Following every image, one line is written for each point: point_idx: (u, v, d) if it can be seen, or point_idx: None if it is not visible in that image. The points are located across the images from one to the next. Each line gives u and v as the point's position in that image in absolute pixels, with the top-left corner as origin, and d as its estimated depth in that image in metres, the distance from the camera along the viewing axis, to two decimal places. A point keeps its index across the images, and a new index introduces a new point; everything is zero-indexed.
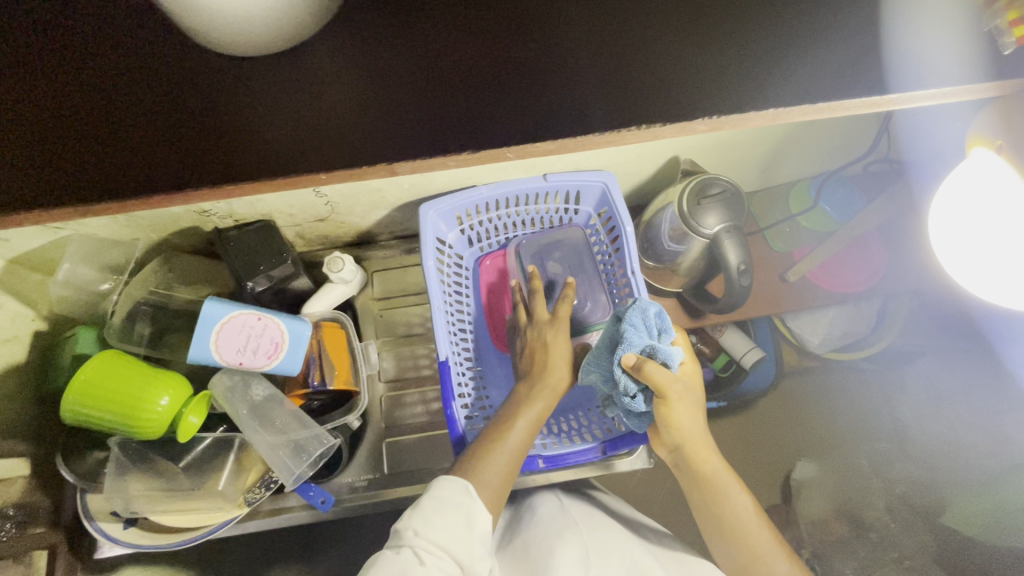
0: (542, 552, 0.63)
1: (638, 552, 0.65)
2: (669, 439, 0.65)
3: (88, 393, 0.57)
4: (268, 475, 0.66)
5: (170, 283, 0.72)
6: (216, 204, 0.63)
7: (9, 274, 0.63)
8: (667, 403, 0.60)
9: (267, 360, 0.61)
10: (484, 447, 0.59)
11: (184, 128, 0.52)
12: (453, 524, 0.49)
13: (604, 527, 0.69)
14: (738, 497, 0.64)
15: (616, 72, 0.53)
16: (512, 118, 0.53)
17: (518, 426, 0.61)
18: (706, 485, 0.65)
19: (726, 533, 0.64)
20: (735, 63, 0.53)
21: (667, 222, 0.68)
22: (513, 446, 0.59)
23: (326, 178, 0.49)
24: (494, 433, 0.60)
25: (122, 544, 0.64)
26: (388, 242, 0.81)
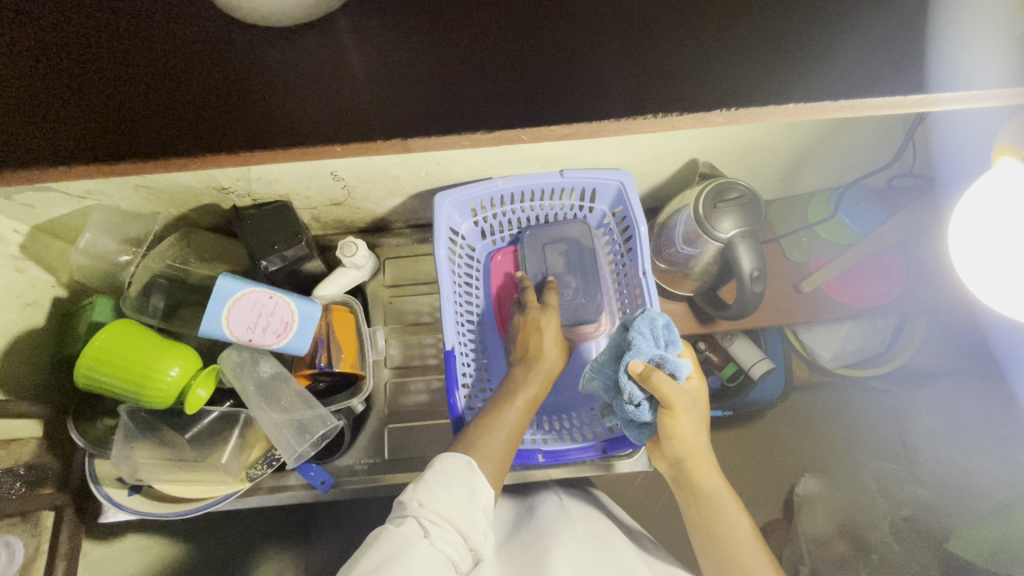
0: (538, 550, 0.63)
1: (633, 556, 0.66)
2: (670, 451, 0.64)
3: (102, 358, 0.59)
4: (271, 452, 0.67)
5: (186, 258, 0.73)
6: (235, 181, 0.64)
7: (32, 240, 0.67)
8: (672, 413, 0.59)
9: (276, 338, 0.62)
10: (485, 424, 0.59)
11: (210, 98, 0.52)
12: (456, 495, 0.49)
13: (600, 530, 0.69)
14: (736, 515, 0.64)
15: (641, 62, 0.53)
16: (534, 102, 0.52)
17: (516, 405, 0.61)
18: (705, 499, 0.64)
19: (721, 552, 0.63)
20: (762, 58, 0.52)
21: (682, 224, 0.67)
22: (511, 424, 0.60)
23: (340, 150, 0.49)
24: (493, 412, 0.60)
25: (127, 510, 0.66)
26: (401, 231, 0.82)
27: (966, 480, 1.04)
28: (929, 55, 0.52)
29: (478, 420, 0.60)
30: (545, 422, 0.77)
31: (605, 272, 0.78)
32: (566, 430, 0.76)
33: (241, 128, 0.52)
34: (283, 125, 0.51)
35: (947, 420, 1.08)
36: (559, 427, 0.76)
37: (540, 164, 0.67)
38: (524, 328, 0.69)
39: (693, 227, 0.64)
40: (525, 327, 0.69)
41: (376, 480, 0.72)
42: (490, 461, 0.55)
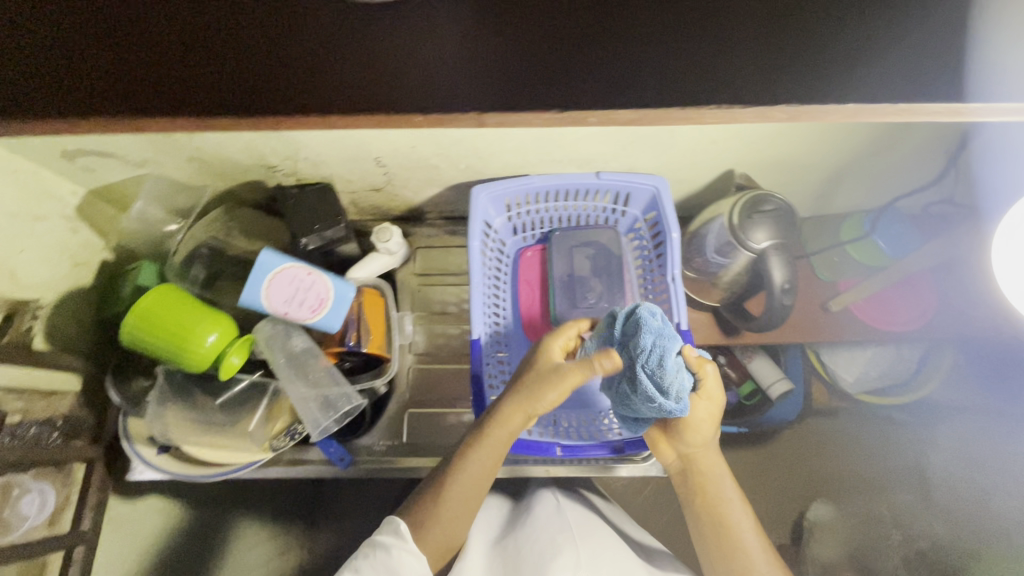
0: (536, 555, 0.63)
1: (626, 561, 0.66)
2: (678, 442, 0.66)
3: (145, 319, 0.61)
4: (293, 425, 0.69)
5: (230, 231, 0.76)
6: (284, 160, 0.67)
7: (89, 204, 0.71)
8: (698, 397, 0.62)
9: (310, 314, 0.64)
10: (443, 491, 0.59)
11: (249, 40, 0.51)
12: (380, 567, 0.52)
13: (595, 532, 0.69)
14: (738, 512, 0.64)
15: (705, 46, 0.51)
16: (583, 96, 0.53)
17: (480, 467, 0.60)
18: (710, 493, 0.65)
19: (722, 546, 0.63)
20: (828, 57, 0.50)
21: (714, 234, 0.68)
22: (467, 488, 0.60)
23: (422, 119, 0.51)
24: (454, 475, 0.60)
25: (154, 468, 0.68)
26: (434, 222, 0.85)
27: (982, 514, 1.05)
28: (991, 73, 0.50)
29: (438, 481, 0.60)
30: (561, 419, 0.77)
31: (632, 276, 0.78)
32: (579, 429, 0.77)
33: (285, 78, 0.50)
34: (332, 84, 0.51)
35: (965, 454, 1.08)
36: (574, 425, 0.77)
37: (577, 163, 0.69)
38: (526, 379, 0.61)
39: (726, 236, 0.65)
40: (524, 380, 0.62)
41: (392, 462, 0.73)
42: (436, 539, 0.58)
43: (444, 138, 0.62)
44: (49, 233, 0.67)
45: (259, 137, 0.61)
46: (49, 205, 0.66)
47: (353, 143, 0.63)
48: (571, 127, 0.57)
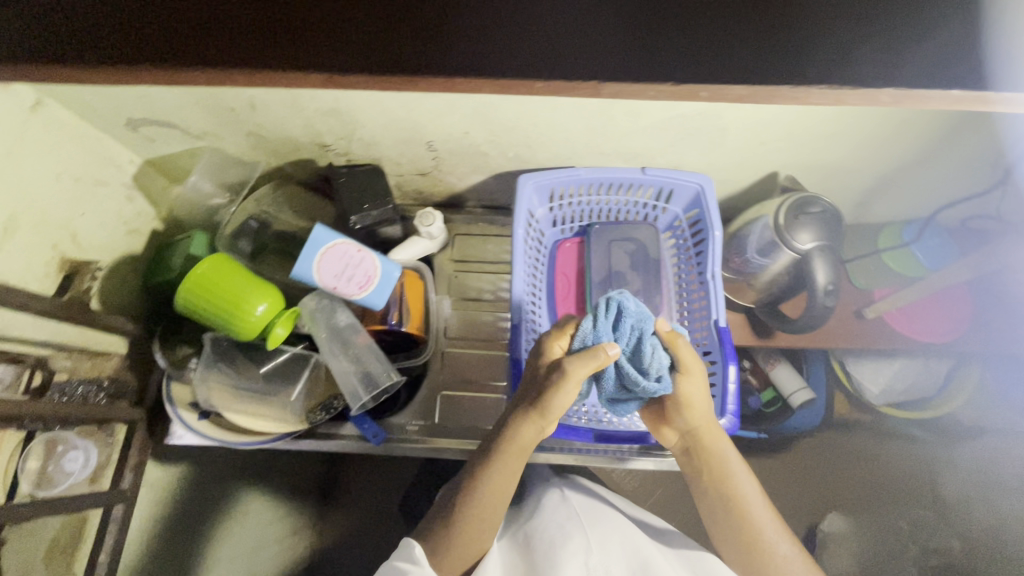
0: (548, 557, 0.63)
1: (637, 537, 0.68)
2: (681, 422, 0.64)
3: (199, 286, 0.62)
4: (330, 400, 0.72)
5: (280, 206, 0.78)
6: (339, 139, 0.68)
7: (144, 172, 0.74)
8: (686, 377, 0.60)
9: (357, 290, 0.65)
10: (464, 515, 0.60)
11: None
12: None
13: (602, 518, 0.70)
14: (745, 481, 0.65)
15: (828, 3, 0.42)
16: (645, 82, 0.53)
17: (497, 486, 0.60)
18: (717, 471, 0.64)
19: (730, 514, 0.64)
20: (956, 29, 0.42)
21: (756, 233, 0.69)
22: (490, 507, 0.60)
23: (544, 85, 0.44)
24: (473, 501, 0.60)
25: (195, 432, 0.70)
26: (473, 210, 0.86)
27: (999, 537, 1.05)
28: None
29: (458, 506, 0.61)
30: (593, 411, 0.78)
31: (668, 272, 0.79)
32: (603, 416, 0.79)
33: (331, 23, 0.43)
34: (396, 37, 0.44)
35: (985, 475, 1.08)
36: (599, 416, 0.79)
37: (622, 157, 0.70)
38: (532, 394, 0.59)
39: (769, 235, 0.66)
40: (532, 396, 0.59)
41: (424, 441, 0.75)
42: (459, 554, 0.60)
43: (498, 125, 0.64)
44: (108, 198, 0.69)
45: (317, 114, 0.63)
46: (110, 171, 0.69)
47: (408, 125, 0.65)
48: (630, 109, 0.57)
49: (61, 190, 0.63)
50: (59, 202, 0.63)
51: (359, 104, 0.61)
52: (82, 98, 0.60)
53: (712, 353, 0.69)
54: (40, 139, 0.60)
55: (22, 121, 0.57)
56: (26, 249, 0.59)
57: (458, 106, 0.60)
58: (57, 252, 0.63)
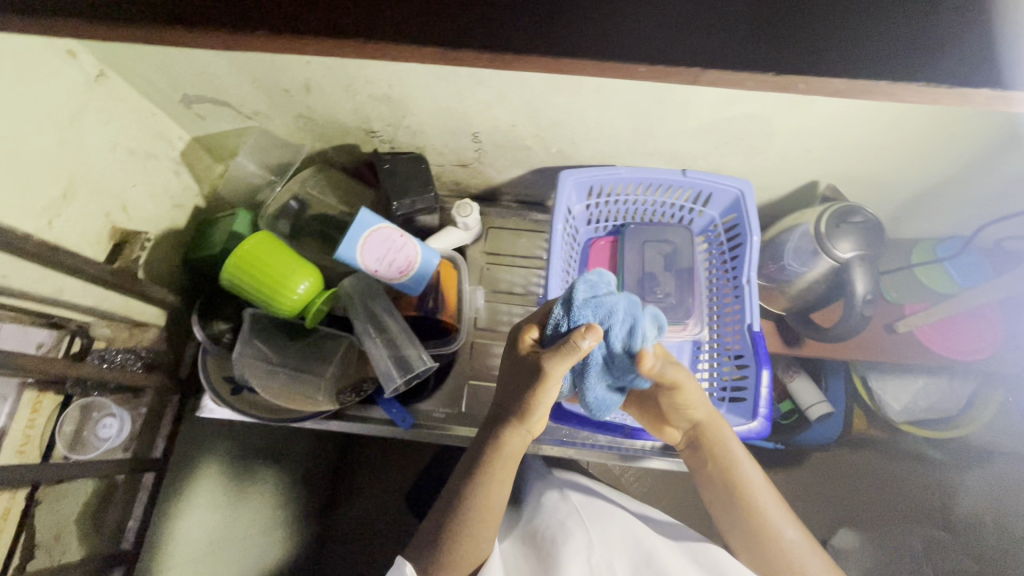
0: (551, 558, 0.63)
1: (637, 529, 0.68)
2: (680, 416, 0.65)
3: (244, 263, 0.63)
4: (362, 382, 0.73)
5: (322, 188, 0.79)
6: (386, 126, 0.69)
7: (191, 149, 0.76)
8: (680, 390, 0.62)
9: (397, 274, 0.67)
10: (460, 526, 0.59)
11: None
12: None
13: (603, 512, 0.71)
14: (750, 470, 0.65)
15: None
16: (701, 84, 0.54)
17: (490, 495, 0.60)
18: (721, 462, 0.65)
19: (733, 503, 0.64)
20: None
21: (794, 240, 0.70)
22: (485, 516, 0.60)
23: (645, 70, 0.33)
24: (468, 512, 0.59)
25: (228, 406, 0.71)
26: (509, 204, 0.88)
27: (1017, 563, 1.04)
28: None
29: (451, 516, 0.60)
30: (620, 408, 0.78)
31: (701, 275, 0.79)
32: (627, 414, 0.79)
33: None
34: None
35: (1002, 500, 1.08)
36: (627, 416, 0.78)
37: (664, 158, 0.71)
38: (514, 400, 0.58)
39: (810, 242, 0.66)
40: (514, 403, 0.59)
41: (450, 428, 0.76)
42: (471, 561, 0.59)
43: (546, 119, 0.64)
44: (158, 172, 0.71)
45: (370, 99, 0.64)
46: (160, 146, 0.71)
47: (457, 116, 0.66)
48: (682, 105, 0.57)
49: (116, 162, 0.64)
50: (113, 173, 0.64)
51: (412, 91, 0.62)
52: (143, 72, 0.62)
53: (746, 358, 0.69)
54: (100, 110, 0.61)
55: (85, 92, 0.59)
56: (81, 216, 0.61)
57: (510, 98, 0.61)
58: (109, 220, 0.64)
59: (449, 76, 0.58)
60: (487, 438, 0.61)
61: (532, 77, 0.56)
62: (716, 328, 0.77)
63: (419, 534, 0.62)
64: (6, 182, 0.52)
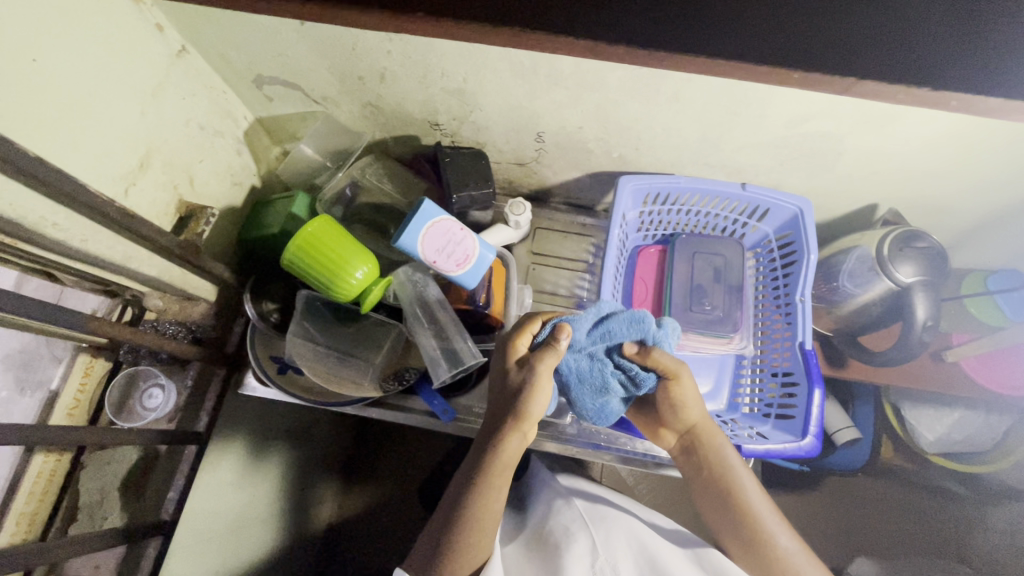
0: (553, 560, 0.64)
1: (640, 532, 0.70)
2: (677, 421, 0.67)
3: (305, 248, 0.64)
4: (403, 371, 0.74)
5: (379, 177, 0.80)
6: (452, 119, 0.70)
7: (254, 129, 0.77)
8: (678, 383, 0.63)
9: (454, 267, 0.67)
10: (463, 534, 0.57)
11: None
12: None
13: (608, 516, 0.73)
14: (744, 476, 0.65)
15: None
16: (781, 97, 0.54)
17: (488, 502, 0.59)
18: (716, 467, 0.66)
19: (731, 512, 0.65)
20: None
21: (850, 262, 0.69)
22: (485, 526, 0.58)
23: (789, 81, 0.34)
24: (466, 521, 0.57)
25: (275, 385, 0.72)
26: (558, 207, 0.88)
27: None
28: None
29: (455, 528, 0.58)
30: None
31: (750, 291, 0.79)
32: None
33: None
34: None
35: None
36: None
37: (725, 170, 0.71)
38: (507, 401, 0.59)
39: (869, 265, 0.66)
40: (508, 407, 0.60)
41: None
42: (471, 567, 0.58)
43: (614, 123, 0.65)
44: (222, 149, 0.72)
45: (442, 92, 0.65)
46: (227, 124, 0.72)
47: (525, 114, 0.66)
48: (756, 115, 0.58)
49: (188, 136, 0.65)
50: (184, 146, 0.65)
51: (487, 87, 0.62)
52: (220, 50, 0.63)
53: (798, 377, 0.69)
54: (178, 84, 0.62)
55: (167, 65, 0.60)
56: (153, 188, 0.61)
57: (583, 100, 0.61)
58: (177, 193, 0.65)
59: (527, 74, 0.58)
60: (483, 446, 0.60)
61: (610, 80, 0.57)
62: (765, 344, 0.76)
63: (418, 545, 0.60)
64: (94, 147, 0.53)
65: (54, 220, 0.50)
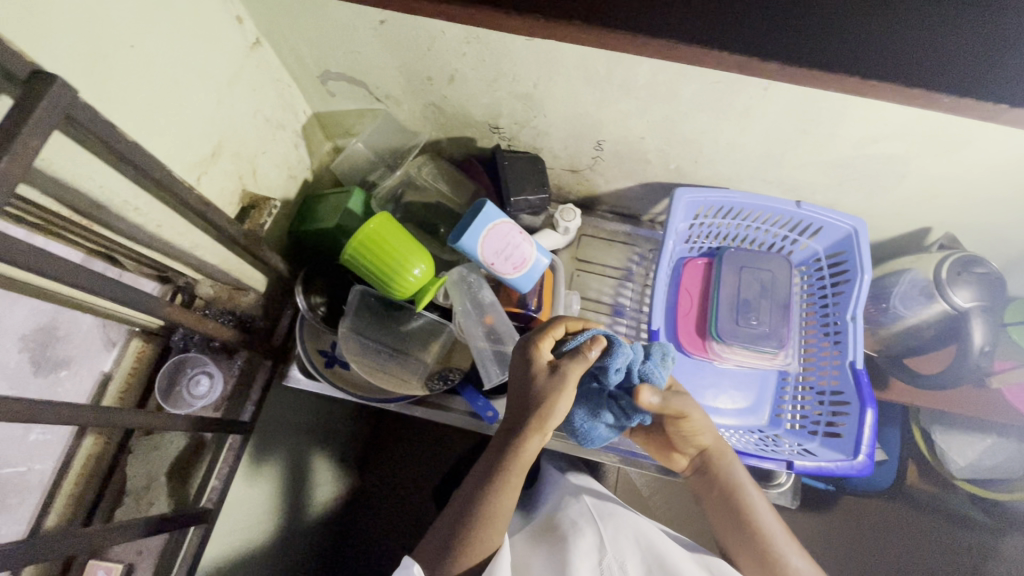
0: (558, 561, 0.63)
1: (648, 528, 0.68)
2: (688, 446, 0.67)
3: (366, 243, 0.64)
4: (448, 371, 0.74)
5: (435, 178, 0.80)
6: (513, 123, 0.71)
7: (312, 124, 0.78)
8: (685, 418, 0.64)
9: (511, 270, 0.67)
10: (476, 528, 0.58)
11: None
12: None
13: (616, 511, 0.71)
14: (754, 495, 0.66)
15: None
16: (855, 116, 0.55)
17: (502, 498, 0.59)
18: (729, 487, 0.66)
19: (739, 529, 0.65)
20: None
21: (902, 285, 0.71)
22: (499, 520, 0.59)
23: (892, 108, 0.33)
24: (483, 515, 0.58)
25: (323, 378, 0.72)
26: (604, 215, 0.89)
27: None
28: None
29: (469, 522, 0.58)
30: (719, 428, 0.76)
31: (797, 308, 0.79)
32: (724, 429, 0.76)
33: None
34: None
35: None
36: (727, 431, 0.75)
37: (781, 186, 0.71)
38: (530, 403, 0.57)
39: (923, 288, 0.67)
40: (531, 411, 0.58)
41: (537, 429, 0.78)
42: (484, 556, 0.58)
43: (677, 135, 0.65)
44: (283, 142, 0.72)
45: (509, 96, 0.65)
46: (289, 118, 0.72)
47: (589, 122, 0.67)
48: (826, 133, 0.58)
49: (254, 127, 0.66)
50: (251, 138, 0.66)
51: (556, 93, 0.63)
52: (293, 44, 0.63)
53: (848, 397, 0.70)
54: (250, 76, 0.63)
55: (243, 56, 0.61)
56: (221, 177, 0.62)
57: (651, 110, 0.62)
58: (241, 183, 0.66)
59: (599, 82, 0.59)
60: (504, 443, 0.59)
61: (683, 91, 0.57)
62: (810, 362, 0.77)
63: (430, 534, 0.60)
64: (175, 134, 0.53)
65: (136, 205, 0.50)
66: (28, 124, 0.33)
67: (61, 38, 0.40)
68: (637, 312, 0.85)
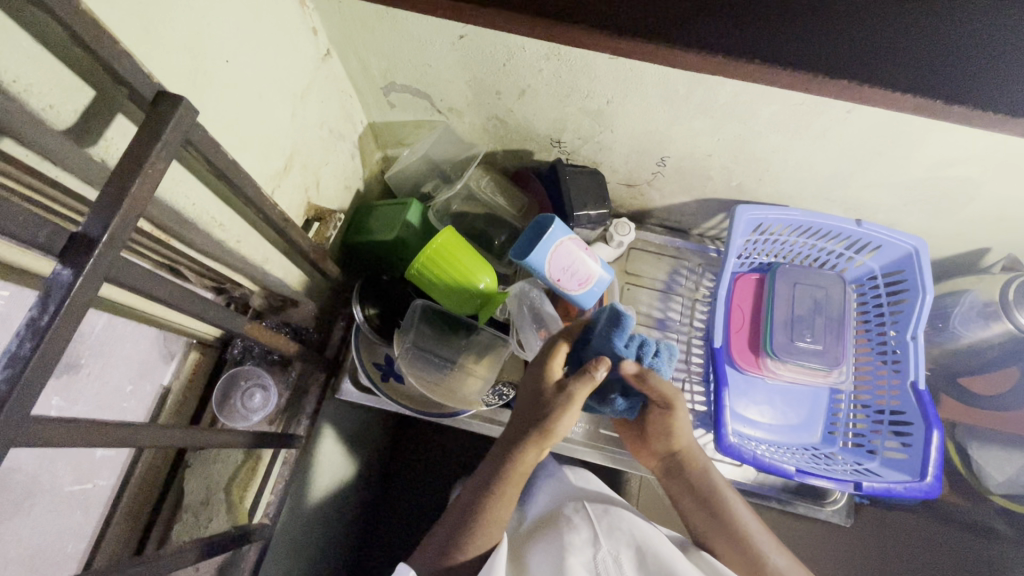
0: (549, 559, 0.58)
1: (645, 523, 0.64)
2: (660, 445, 0.66)
3: (434, 258, 0.64)
4: (501, 387, 0.73)
5: (492, 190, 0.79)
6: (577, 137, 0.70)
7: (369, 134, 0.77)
8: (673, 414, 0.62)
9: (576, 287, 0.67)
10: (471, 535, 0.56)
11: None
12: None
13: (610, 505, 0.66)
14: (734, 499, 0.64)
15: None
16: (936, 140, 0.55)
17: (505, 507, 0.58)
18: (704, 489, 0.65)
19: (718, 531, 0.63)
20: None
21: (965, 305, 0.73)
22: (497, 531, 0.57)
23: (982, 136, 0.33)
24: (482, 520, 0.57)
25: (382, 392, 0.72)
26: (653, 228, 0.89)
27: None
28: None
29: (466, 529, 0.56)
30: (776, 446, 0.75)
31: (851, 326, 0.80)
32: (779, 447, 0.76)
33: None
34: None
35: None
36: (782, 449, 0.75)
37: (843, 205, 0.71)
38: (538, 413, 0.57)
39: (987, 308, 0.69)
40: (534, 420, 0.57)
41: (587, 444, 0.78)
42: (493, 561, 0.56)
43: (745, 154, 0.65)
44: (343, 152, 0.72)
45: (578, 112, 0.65)
46: (349, 129, 0.71)
47: (656, 139, 0.67)
48: (899, 154, 0.59)
49: (320, 138, 0.65)
50: (316, 149, 0.65)
51: (628, 111, 0.62)
52: (362, 55, 0.62)
53: (911, 417, 0.70)
54: (320, 88, 0.62)
55: (314, 68, 0.60)
56: (288, 190, 0.61)
57: (724, 129, 0.62)
58: (305, 196, 0.65)
59: (676, 101, 0.59)
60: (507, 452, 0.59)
61: (759, 114, 0.58)
62: (864, 380, 0.77)
63: (425, 542, 0.58)
64: (254, 149, 0.52)
65: (220, 221, 0.50)
66: (155, 148, 0.33)
67: (169, 56, 0.39)
68: (687, 326, 0.84)
